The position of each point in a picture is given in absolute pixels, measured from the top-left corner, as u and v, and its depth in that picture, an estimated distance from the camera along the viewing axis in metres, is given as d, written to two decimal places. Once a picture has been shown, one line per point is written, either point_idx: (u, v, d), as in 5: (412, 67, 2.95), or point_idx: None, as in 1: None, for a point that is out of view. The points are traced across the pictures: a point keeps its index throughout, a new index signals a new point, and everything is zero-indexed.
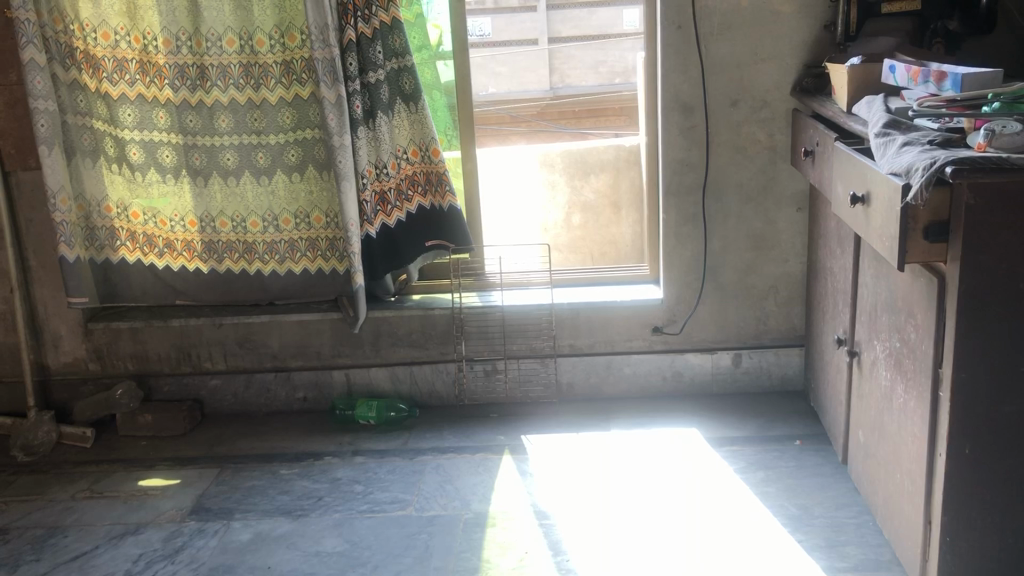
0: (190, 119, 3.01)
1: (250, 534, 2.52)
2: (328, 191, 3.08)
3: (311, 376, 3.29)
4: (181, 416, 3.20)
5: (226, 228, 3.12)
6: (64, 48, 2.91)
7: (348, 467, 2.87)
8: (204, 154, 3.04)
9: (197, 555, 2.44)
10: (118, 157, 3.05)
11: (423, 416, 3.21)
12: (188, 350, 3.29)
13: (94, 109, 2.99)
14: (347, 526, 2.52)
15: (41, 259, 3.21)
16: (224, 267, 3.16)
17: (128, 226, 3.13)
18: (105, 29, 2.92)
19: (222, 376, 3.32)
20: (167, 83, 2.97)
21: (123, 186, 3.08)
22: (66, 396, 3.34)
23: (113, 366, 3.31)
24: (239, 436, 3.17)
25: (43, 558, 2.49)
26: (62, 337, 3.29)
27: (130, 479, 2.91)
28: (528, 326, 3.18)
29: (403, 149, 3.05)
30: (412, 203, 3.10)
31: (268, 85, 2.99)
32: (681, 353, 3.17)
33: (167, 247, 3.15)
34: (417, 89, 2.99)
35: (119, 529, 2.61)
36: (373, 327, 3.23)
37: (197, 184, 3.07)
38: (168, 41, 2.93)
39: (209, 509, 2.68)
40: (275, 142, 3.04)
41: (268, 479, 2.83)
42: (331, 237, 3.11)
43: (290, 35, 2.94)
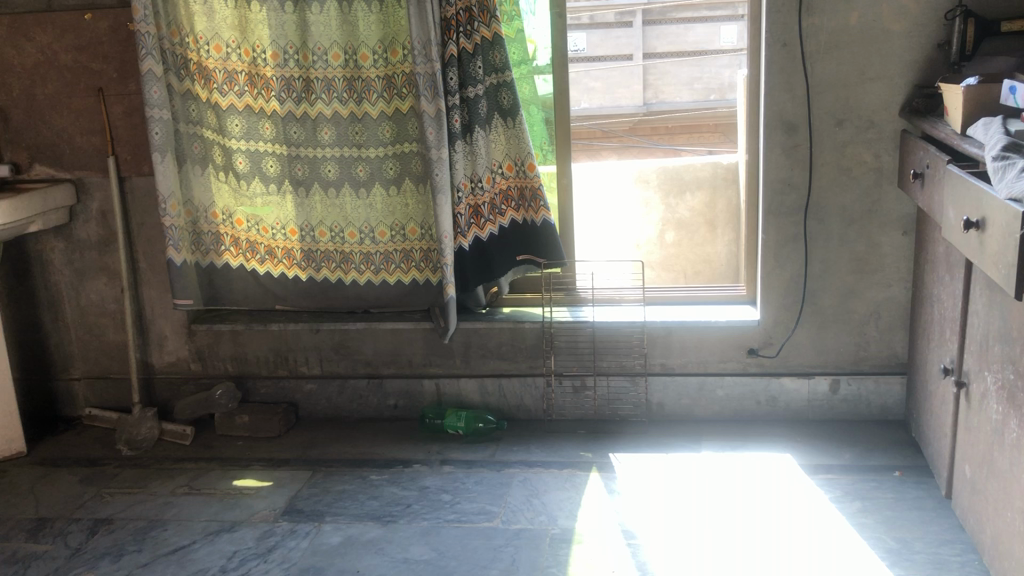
0: (295, 131, 3.09)
1: (340, 538, 2.57)
2: (424, 204, 3.14)
3: (403, 383, 3.33)
4: (277, 418, 3.28)
5: (325, 238, 3.20)
6: (179, 60, 3.04)
7: (436, 476, 2.89)
8: (306, 165, 3.13)
9: (289, 556, 2.50)
10: (225, 166, 3.16)
11: (510, 429, 3.22)
12: (286, 354, 3.38)
13: (205, 119, 3.11)
14: (435, 535, 2.54)
15: (150, 261, 3.35)
16: (321, 276, 3.25)
17: (232, 233, 3.23)
18: (217, 42, 3.03)
19: (316, 381, 3.39)
20: (273, 95, 3.07)
21: (229, 194, 3.18)
22: (168, 394, 3.48)
23: (214, 367, 3.43)
24: (331, 440, 3.23)
25: (144, 550, 2.59)
26: (166, 337, 3.42)
27: (226, 477, 3.00)
28: (619, 343, 3.16)
29: (498, 164, 3.07)
30: (505, 217, 3.12)
31: (370, 99, 3.06)
32: (775, 377, 3.11)
33: (268, 254, 3.25)
34: (515, 104, 3.00)
35: (215, 526, 2.69)
36: (463, 338, 3.26)
37: (298, 194, 3.16)
38: (277, 54, 3.02)
39: (300, 511, 2.74)
40: (374, 156, 3.11)
41: (358, 484, 2.88)
42: (426, 249, 3.18)
43: (393, 50, 3.01)
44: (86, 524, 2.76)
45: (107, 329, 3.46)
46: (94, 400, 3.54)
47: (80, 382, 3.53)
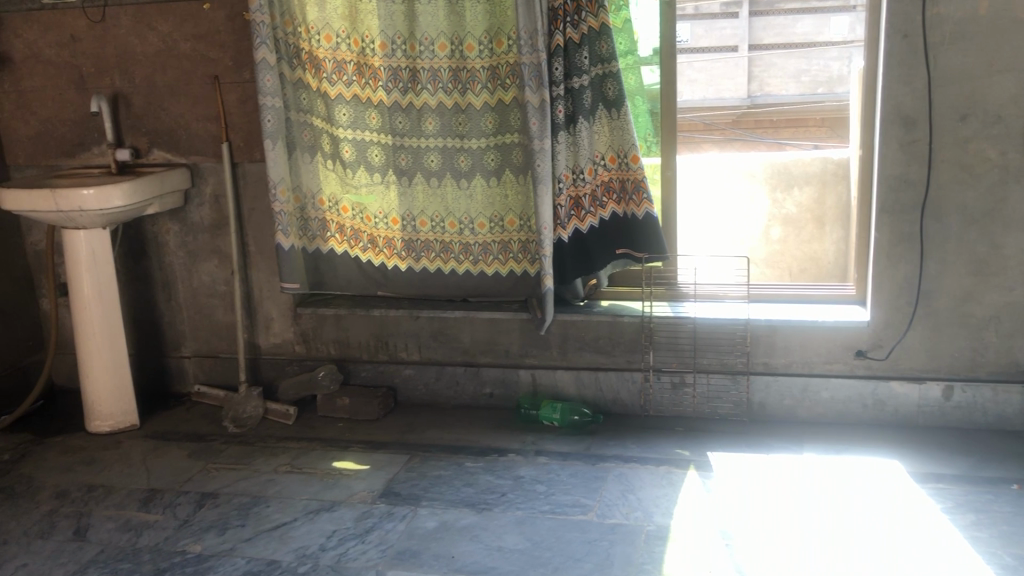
0: (400, 120, 3.14)
1: (435, 523, 2.60)
2: (524, 195, 3.12)
3: (499, 372, 3.35)
4: (376, 402, 3.35)
5: (426, 227, 3.24)
6: (292, 49, 3.12)
7: (531, 466, 2.90)
8: (410, 155, 3.17)
9: (386, 537, 2.54)
10: (332, 154, 3.22)
11: (606, 423, 3.21)
12: (386, 339, 3.44)
13: (315, 108, 3.18)
14: (529, 525, 2.55)
15: (259, 246, 3.46)
16: (421, 266, 3.29)
17: (338, 220, 3.30)
18: (328, 32, 3.09)
19: (415, 366, 3.44)
20: (381, 85, 3.12)
21: (335, 181, 3.25)
22: (273, 374, 3.58)
23: (317, 349, 3.52)
24: (428, 426, 3.27)
25: (247, 524, 2.67)
26: (273, 319, 3.53)
27: (327, 458, 3.07)
28: (720, 340, 3.10)
29: (601, 155, 3.05)
30: (606, 210, 3.09)
31: (474, 90, 3.07)
32: (885, 381, 3.00)
33: (371, 242, 3.31)
34: (620, 95, 2.97)
35: (315, 504, 2.76)
36: (561, 330, 3.25)
37: (402, 183, 3.20)
38: (385, 45, 3.07)
39: (397, 494, 2.78)
40: (476, 147, 3.12)
41: (453, 470, 2.91)
42: (524, 240, 3.17)
43: (498, 40, 3.01)
44: (194, 497, 2.87)
45: (217, 309, 3.58)
46: (203, 377, 3.68)
47: (190, 360, 3.67)
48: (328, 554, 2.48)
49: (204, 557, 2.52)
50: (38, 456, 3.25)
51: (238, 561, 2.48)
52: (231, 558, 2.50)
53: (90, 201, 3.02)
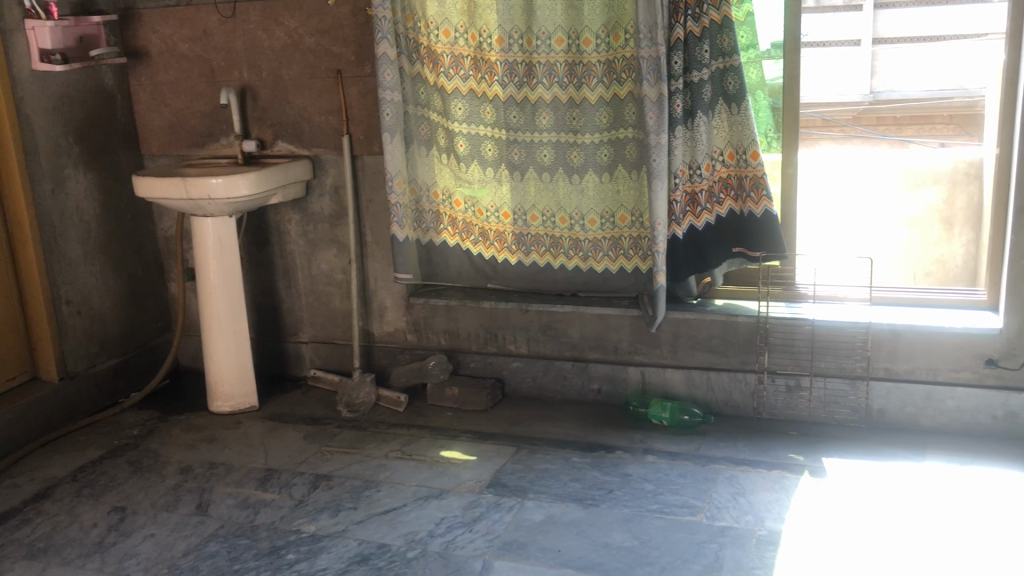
0: (514, 115, 3.15)
1: (542, 516, 2.61)
2: (636, 191, 3.10)
3: (608, 369, 3.33)
4: (485, 393, 3.38)
5: (537, 222, 3.24)
6: (411, 44, 3.18)
7: (639, 464, 2.87)
8: (523, 150, 3.17)
9: (493, 528, 2.56)
10: (447, 148, 3.27)
11: (717, 424, 3.15)
12: (495, 331, 3.46)
13: (432, 102, 3.23)
14: (637, 523, 2.53)
15: (375, 237, 3.54)
16: (531, 260, 3.30)
17: (450, 213, 3.34)
18: (447, 27, 3.13)
19: (524, 359, 3.46)
20: (496, 80, 3.13)
21: (449, 175, 3.30)
22: (385, 362, 3.67)
23: (428, 339, 3.58)
24: (536, 419, 3.28)
25: (359, 507, 2.74)
26: (387, 308, 3.61)
27: (436, 446, 3.12)
28: (840, 344, 3.01)
29: (720, 151, 2.99)
30: (723, 206, 3.03)
31: (590, 84, 3.05)
32: (1017, 392, 2.86)
33: (482, 236, 3.33)
34: (741, 90, 2.91)
35: (424, 491, 2.81)
36: (672, 328, 3.21)
37: (514, 177, 3.22)
38: (502, 39, 3.08)
39: (505, 485, 2.80)
40: (590, 142, 3.10)
41: (561, 465, 2.91)
42: (636, 236, 3.15)
43: (616, 34, 2.98)
44: (309, 478, 2.96)
45: (334, 297, 3.68)
46: (318, 362, 3.79)
47: (306, 345, 3.79)
48: (436, 540, 2.52)
49: (317, 537, 2.59)
50: (164, 432, 3.42)
51: (350, 542, 2.55)
52: (343, 539, 2.57)
53: (219, 189, 3.14)
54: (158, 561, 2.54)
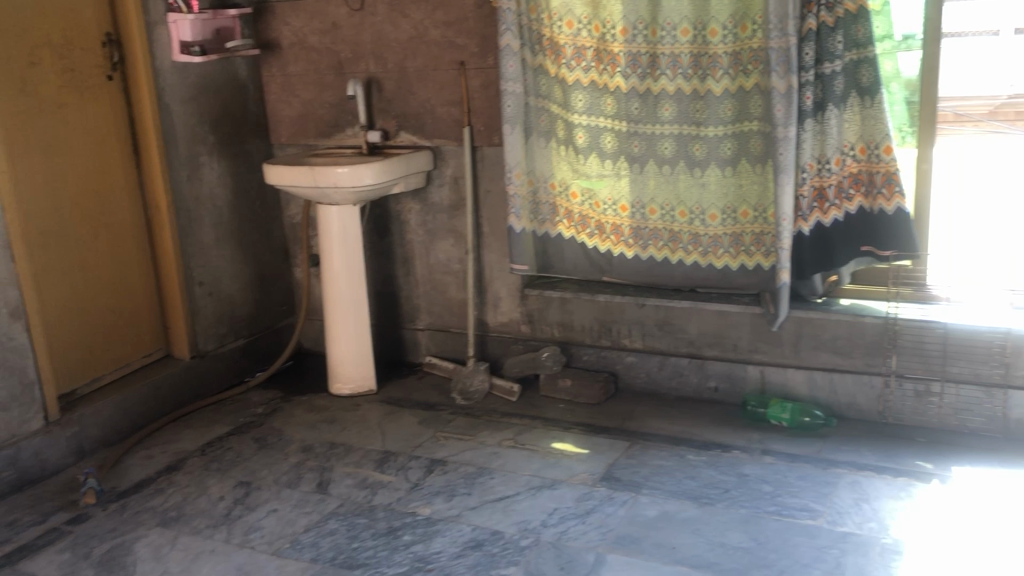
0: (636, 107, 3.11)
1: (656, 512, 2.59)
2: (760, 185, 3.02)
3: (726, 367, 3.27)
4: (597, 386, 3.37)
5: (656, 216, 3.20)
6: (535, 36, 3.19)
7: (756, 465, 2.82)
8: (643, 142, 3.14)
9: (606, 521, 2.56)
10: (566, 140, 3.26)
11: (839, 427, 3.06)
12: (610, 325, 3.45)
13: (553, 94, 3.23)
14: (754, 524, 2.48)
15: (492, 227, 3.57)
16: (648, 254, 3.25)
17: (567, 206, 3.34)
18: (570, 18, 3.13)
19: (638, 354, 3.43)
20: (619, 71, 3.10)
21: (568, 168, 3.29)
22: (499, 352, 3.70)
23: (542, 331, 3.60)
24: (649, 414, 3.26)
25: (473, 494, 2.78)
26: (501, 298, 3.64)
27: (548, 437, 3.13)
28: (975, 349, 2.87)
29: (850, 145, 2.89)
30: (853, 203, 2.93)
31: (714, 76, 2.98)
32: None
33: (598, 229, 3.32)
34: (875, 82, 2.80)
35: (537, 481, 2.82)
36: (795, 327, 3.12)
37: (633, 170, 3.18)
38: (626, 30, 3.05)
39: (618, 479, 2.79)
40: (713, 135, 3.03)
41: (675, 462, 2.88)
42: (759, 232, 3.07)
43: (743, 25, 2.91)
44: (424, 462, 3.02)
45: (450, 286, 3.74)
46: (433, 350, 3.86)
47: (422, 332, 3.87)
48: (549, 531, 2.53)
49: (432, 521, 2.64)
50: (286, 412, 3.54)
51: (464, 528, 2.59)
52: (458, 524, 2.61)
53: (344, 178, 3.22)
54: (280, 536, 2.64)
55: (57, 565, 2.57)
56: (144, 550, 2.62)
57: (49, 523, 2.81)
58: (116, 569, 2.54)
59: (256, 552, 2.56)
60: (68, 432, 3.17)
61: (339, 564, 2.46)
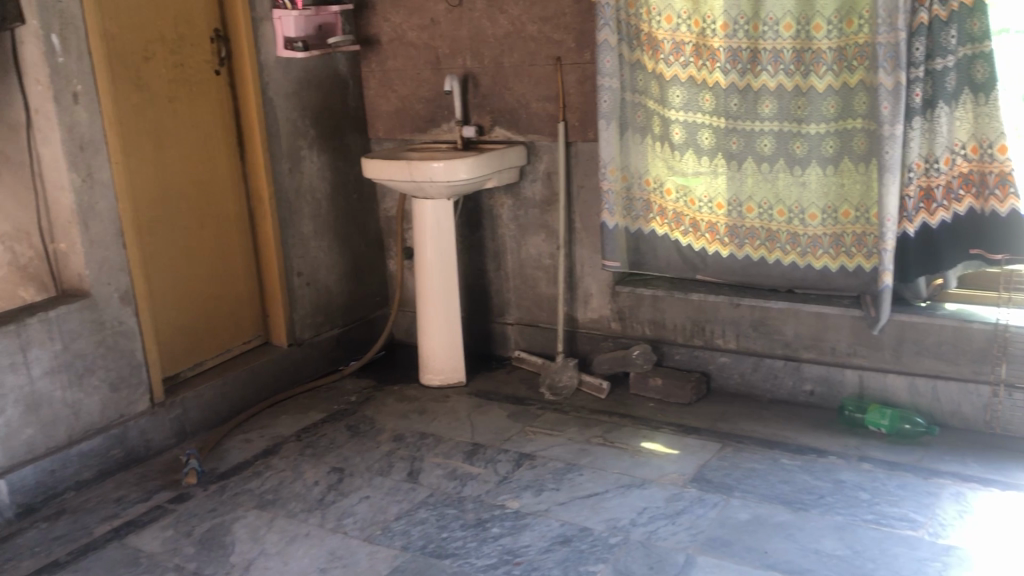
0: (735, 103, 3.06)
1: (748, 515, 2.54)
2: (863, 185, 2.93)
3: (823, 370, 3.20)
4: (689, 386, 3.33)
5: (753, 214, 3.14)
6: (633, 30, 3.18)
7: (853, 471, 2.75)
8: (742, 139, 3.08)
9: (697, 522, 2.53)
10: (662, 136, 3.23)
11: (943, 436, 2.96)
12: (703, 324, 3.41)
13: (650, 89, 3.21)
14: (850, 532, 2.42)
15: (585, 223, 3.56)
16: (744, 253, 3.20)
17: (661, 202, 3.31)
18: (669, 13, 3.09)
19: (732, 355, 3.38)
20: (718, 66, 3.05)
21: (663, 164, 3.26)
22: (589, 348, 3.70)
23: (633, 328, 3.57)
24: (742, 416, 3.21)
25: (562, 489, 2.78)
26: (592, 295, 3.64)
27: (638, 435, 3.11)
28: None
29: (961, 144, 2.77)
30: (962, 204, 2.82)
31: (817, 72, 2.89)
32: None
33: (692, 226, 3.27)
34: (990, 78, 2.67)
35: (626, 479, 2.81)
36: (897, 331, 3.03)
37: (730, 167, 3.13)
38: (727, 25, 3.00)
39: (709, 481, 2.76)
40: (815, 132, 2.95)
41: (768, 465, 2.83)
42: (861, 233, 2.97)
43: (849, 20, 2.80)
44: (513, 456, 3.04)
45: (541, 281, 3.75)
46: (523, 344, 3.87)
47: (512, 327, 3.89)
48: (638, 529, 2.52)
49: (521, 514, 2.66)
50: (378, 401, 3.61)
51: (553, 523, 2.59)
52: (546, 519, 2.62)
53: (440, 173, 3.26)
54: (372, 523, 2.69)
55: (161, 541, 2.68)
56: (243, 531, 2.71)
57: (154, 500, 2.93)
58: (216, 548, 2.63)
59: (349, 538, 2.62)
60: (172, 413, 3.29)
61: (429, 553, 2.49)
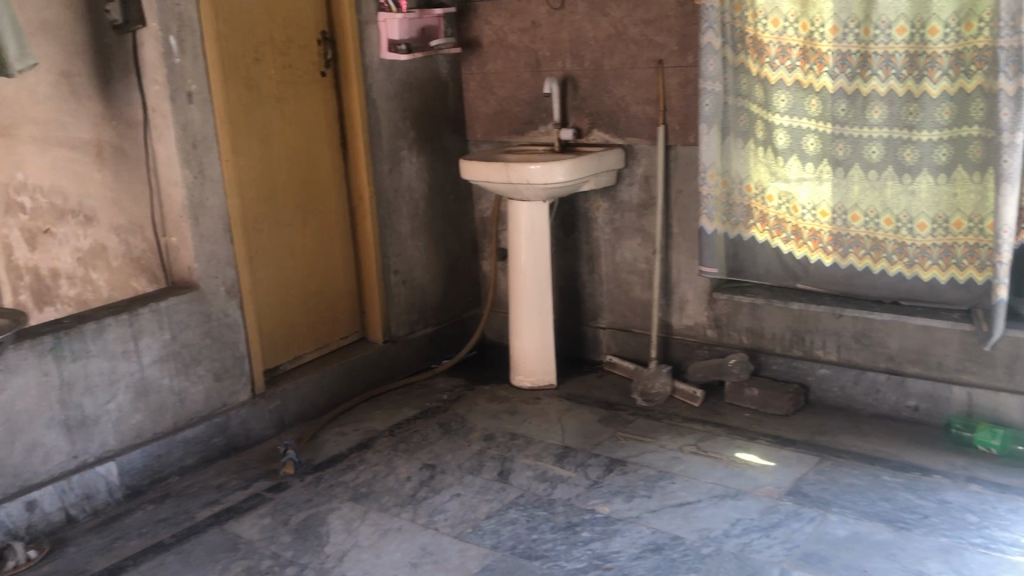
0: (843, 108, 2.98)
1: (847, 532, 2.47)
2: (978, 195, 2.81)
3: (929, 386, 3.08)
4: (786, 397, 3.26)
5: (858, 222, 3.05)
6: (738, 34, 3.12)
7: (960, 492, 2.64)
8: (849, 145, 3.00)
9: (792, 537, 2.47)
10: (765, 141, 3.17)
11: None
12: (803, 334, 3.32)
13: (754, 93, 3.15)
14: (956, 555, 2.32)
15: (683, 228, 3.52)
16: (848, 262, 3.11)
17: (762, 208, 3.24)
18: (776, 16, 3.03)
19: (832, 367, 3.29)
20: (826, 71, 2.98)
21: (765, 170, 3.19)
22: (683, 356, 3.65)
23: (729, 336, 3.51)
24: (841, 430, 3.12)
25: (653, 497, 2.76)
26: (688, 301, 3.59)
27: (732, 445, 3.06)
28: None
29: None
30: None
31: (932, 77, 2.79)
32: None
33: (794, 233, 3.20)
34: None
35: (720, 490, 2.76)
36: (1011, 349, 2.90)
37: (837, 174, 3.05)
38: (837, 29, 2.92)
39: (805, 495, 2.69)
40: (927, 139, 2.85)
41: (869, 481, 2.74)
42: (974, 244, 2.85)
43: (968, 23, 2.69)
44: (604, 461, 3.03)
45: (635, 286, 3.72)
46: (615, 349, 3.85)
47: (605, 331, 3.86)
48: (732, 541, 2.47)
49: (612, 520, 2.64)
50: (470, 400, 3.64)
51: (644, 530, 2.57)
52: (637, 526, 2.59)
53: (536, 175, 3.27)
54: (463, 520, 2.71)
55: (259, 529, 2.76)
56: (337, 522, 2.77)
57: (253, 488, 3.02)
58: (311, 537, 2.69)
59: (440, 534, 2.65)
60: (272, 405, 3.39)
61: (519, 554, 2.50)
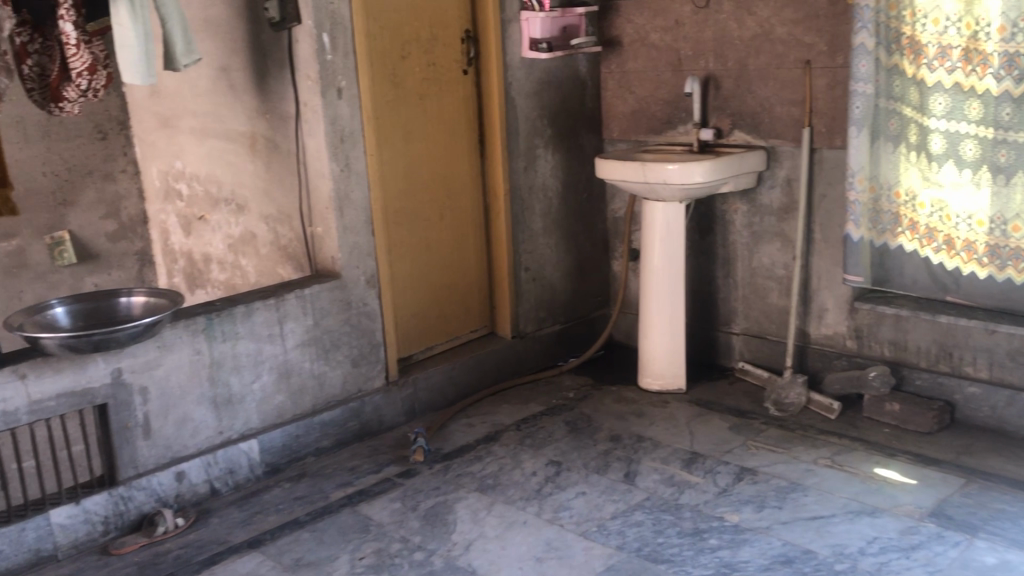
0: (1008, 112, 2.81)
1: (995, 559, 2.34)
2: None
3: None
4: (930, 414, 3.11)
5: (1019, 233, 2.88)
6: (892, 34, 2.99)
7: None
8: (1013, 151, 2.83)
9: (934, 560, 2.36)
10: (918, 145, 3.03)
11: None
12: (951, 349, 3.17)
13: (909, 96, 3.01)
14: None
15: (825, 234, 3.41)
16: (1005, 275, 2.94)
17: (912, 216, 3.10)
18: (937, 15, 2.89)
19: (982, 386, 3.12)
20: (990, 73, 2.83)
21: (918, 176, 3.06)
22: (820, 366, 3.54)
23: (871, 348, 3.38)
24: (991, 452, 2.95)
25: (785, 508, 2.68)
26: (828, 310, 3.48)
27: (870, 461, 2.95)
28: None
29: None
30: None
31: None
32: None
33: (946, 243, 3.05)
34: None
35: (856, 506, 2.67)
36: None
37: (997, 182, 2.88)
38: (1005, 28, 2.76)
39: (950, 517, 2.56)
40: None
41: (1021, 509, 2.59)
42: None
43: None
44: (734, 468, 2.97)
45: (772, 292, 3.64)
46: (748, 355, 3.77)
47: (738, 337, 3.79)
48: (868, 559, 2.38)
49: (741, 529, 2.59)
50: (597, 399, 3.64)
51: (774, 541, 2.51)
52: (767, 536, 2.53)
53: (674, 175, 3.23)
54: (588, 519, 2.71)
55: (389, 512, 2.84)
56: (464, 511, 2.82)
57: (384, 473, 3.11)
58: (439, 524, 2.75)
59: (565, 530, 2.66)
60: (404, 392, 3.48)
61: (644, 556, 2.48)
